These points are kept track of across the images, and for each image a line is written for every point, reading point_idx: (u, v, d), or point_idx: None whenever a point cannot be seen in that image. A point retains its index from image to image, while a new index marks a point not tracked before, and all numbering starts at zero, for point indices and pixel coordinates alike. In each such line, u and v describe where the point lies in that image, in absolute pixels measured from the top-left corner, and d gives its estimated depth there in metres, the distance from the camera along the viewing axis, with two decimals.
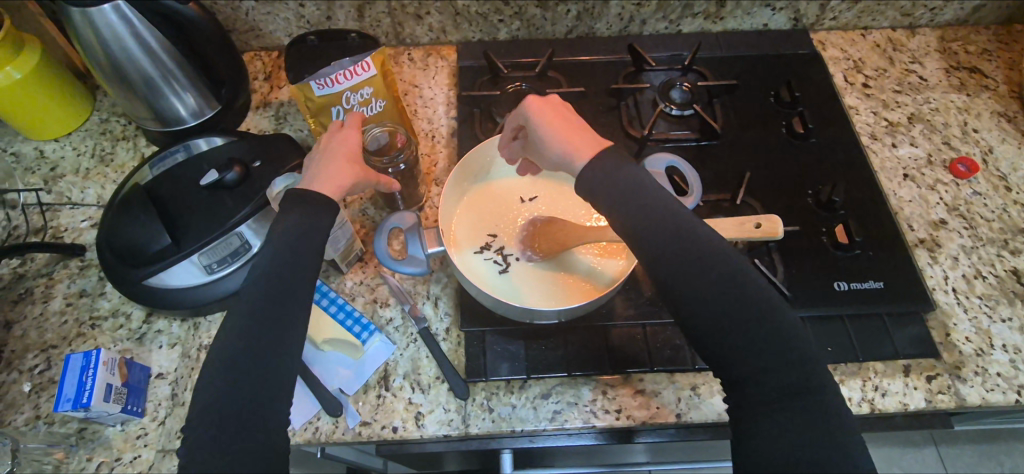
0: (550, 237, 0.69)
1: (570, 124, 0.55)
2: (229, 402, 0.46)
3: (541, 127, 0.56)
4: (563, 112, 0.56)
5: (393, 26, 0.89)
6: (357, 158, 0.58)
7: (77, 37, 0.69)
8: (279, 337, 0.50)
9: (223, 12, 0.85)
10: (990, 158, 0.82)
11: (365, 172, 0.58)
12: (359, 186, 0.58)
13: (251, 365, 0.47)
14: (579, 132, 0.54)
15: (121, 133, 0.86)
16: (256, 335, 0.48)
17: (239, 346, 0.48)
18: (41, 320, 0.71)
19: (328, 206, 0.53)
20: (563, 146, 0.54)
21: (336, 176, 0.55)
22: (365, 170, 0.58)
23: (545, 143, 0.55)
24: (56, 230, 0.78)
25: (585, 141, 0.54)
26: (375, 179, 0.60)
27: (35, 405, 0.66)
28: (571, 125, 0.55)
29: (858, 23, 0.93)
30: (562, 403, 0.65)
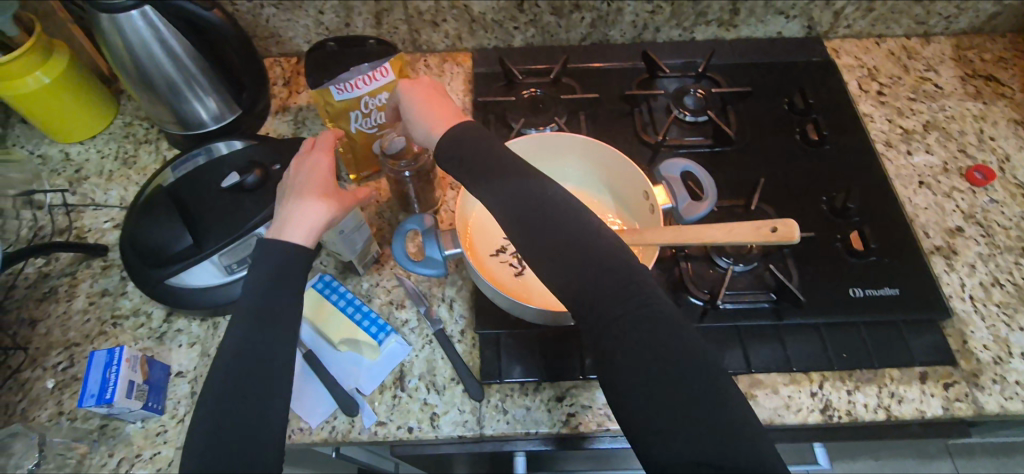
0: None
1: (437, 100, 0.64)
2: (236, 399, 0.47)
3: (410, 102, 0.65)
4: (429, 90, 0.65)
5: (410, 32, 0.90)
6: (325, 192, 0.58)
7: (105, 42, 0.71)
8: (287, 335, 0.51)
9: (245, 19, 0.87)
10: (1007, 166, 0.81)
11: (339, 200, 0.58)
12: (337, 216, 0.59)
13: (260, 363, 0.49)
14: (440, 106, 0.62)
15: (144, 136, 0.87)
16: (263, 333, 0.50)
17: (248, 345, 0.49)
18: (64, 319, 0.73)
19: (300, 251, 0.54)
20: (425, 121, 0.62)
21: (310, 220, 0.55)
22: (339, 196, 0.58)
23: (412, 117, 0.63)
24: (79, 231, 0.79)
25: (445, 115, 0.61)
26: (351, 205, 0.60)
27: (58, 401, 0.67)
28: (437, 101, 0.63)
29: (872, 31, 0.93)
30: (577, 406, 0.65)
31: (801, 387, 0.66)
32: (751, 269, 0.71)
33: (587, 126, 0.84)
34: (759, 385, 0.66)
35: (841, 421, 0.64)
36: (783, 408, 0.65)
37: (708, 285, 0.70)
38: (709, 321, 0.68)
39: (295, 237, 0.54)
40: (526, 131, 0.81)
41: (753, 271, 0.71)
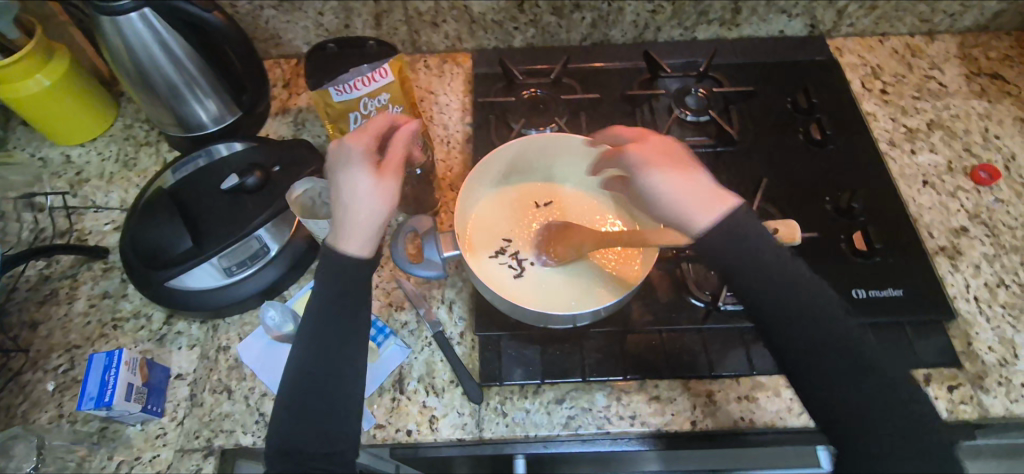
0: (565, 243, 0.69)
1: (676, 164, 0.59)
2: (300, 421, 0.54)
3: (646, 171, 0.59)
4: (661, 149, 0.60)
5: (410, 33, 0.90)
6: (370, 199, 0.56)
7: (105, 44, 0.71)
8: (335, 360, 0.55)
9: (245, 21, 0.87)
10: (1013, 165, 0.80)
11: (388, 189, 0.57)
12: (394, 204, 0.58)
13: (317, 381, 0.55)
14: (701, 172, 0.59)
15: (144, 138, 0.87)
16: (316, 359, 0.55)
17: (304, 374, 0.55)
18: (65, 321, 0.73)
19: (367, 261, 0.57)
20: (701, 194, 0.57)
21: (365, 227, 0.56)
22: (388, 184, 0.57)
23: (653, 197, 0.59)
24: (80, 233, 0.80)
25: (710, 188, 0.57)
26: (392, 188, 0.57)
27: (59, 403, 0.67)
28: (679, 165, 0.59)
29: (875, 29, 0.92)
30: (576, 409, 0.65)
31: None
32: None
33: (588, 126, 0.84)
34: (760, 387, 0.66)
35: None
36: (784, 411, 0.65)
37: (711, 286, 0.69)
38: (710, 323, 0.67)
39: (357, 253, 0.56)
40: (527, 131, 0.81)
41: None
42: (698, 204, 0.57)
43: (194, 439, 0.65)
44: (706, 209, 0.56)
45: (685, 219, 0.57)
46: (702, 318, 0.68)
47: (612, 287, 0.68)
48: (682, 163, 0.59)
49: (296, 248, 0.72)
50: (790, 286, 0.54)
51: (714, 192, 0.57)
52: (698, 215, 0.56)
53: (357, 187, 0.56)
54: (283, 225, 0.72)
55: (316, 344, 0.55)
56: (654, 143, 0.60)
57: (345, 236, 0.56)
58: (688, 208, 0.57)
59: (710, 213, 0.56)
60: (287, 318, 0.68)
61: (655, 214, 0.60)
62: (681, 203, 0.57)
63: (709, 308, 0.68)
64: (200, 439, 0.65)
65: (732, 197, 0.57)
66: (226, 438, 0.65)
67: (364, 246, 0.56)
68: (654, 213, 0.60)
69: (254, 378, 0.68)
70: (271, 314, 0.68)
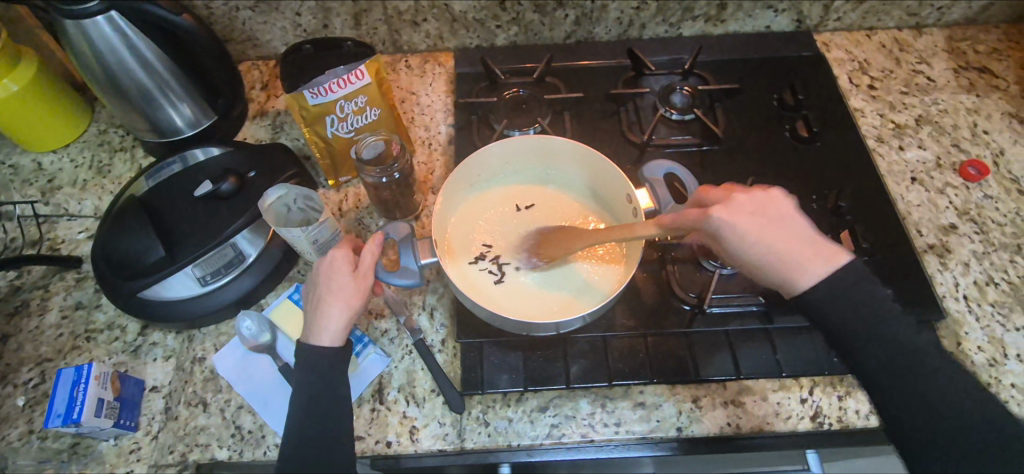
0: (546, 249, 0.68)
1: (763, 221, 0.55)
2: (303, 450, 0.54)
3: (736, 235, 0.55)
4: (755, 203, 0.56)
5: (390, 33, 0.88)
6: (337, 294, 0.57)
7: (72, 48, 0.69)
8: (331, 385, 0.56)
9: (220, 22, 0.85)
10: (1002, 160, 0.79)
11: (357, 284, 0.58)
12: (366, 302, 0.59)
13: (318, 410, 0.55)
14: (790, 225, 0.55)
15: (119, 144, 0.85)
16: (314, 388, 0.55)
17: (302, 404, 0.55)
18: (36, 333, 0.71)
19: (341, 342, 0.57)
20: (792, 254, 0.54)
21: (337, 323, 0.57)
22: (357, 279, 0.58)
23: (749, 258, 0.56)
24: (53, 242, 0.78)
25: (797, 246, 0.54)
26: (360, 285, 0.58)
27: (29, 419, 0.65)
28: (773, 222, 0.55)
29: (862, 24, 0.91)
30: (560, 417, 0.64)
31: (790, 393, 0.65)
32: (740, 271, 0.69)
33: (572, 127, 0.82)
34: (747, 391, 0.65)
35: (831, 428, 0.63)
36: (772, 415, 0.64)
37: (696, 288, 0.68)
38: (696, 327, 0.66)
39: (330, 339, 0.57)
40: (510, 132, 0.80)
41: (741, 273, 0.69)
42: (814, 266, 0.54)
43: (169, 454, 0.63)
44: (805, 271, 0.54)
45: (788, 280, 0.55)
46: (688, 321, 0.66)
47: (596, 289, 0.68)
48: (777, 217, 0.56)
49: (272, 255, 0.71)
50: (846, 295, 0.53)
51: (810, 246, 0.55)
52: (803, 276, 0.54)
53: (332, 285, 0.57)
54: (260, 232, 0.70)
55: (313, 375, 0.56)
56: (736, 197, 0.56)
57: (314, 334, 0.57)
58: (793, 269, 0.54)
59: (819, 273, 0.54)
60: (263, 328, 0.67)
61: (747, 270, 0.58)
62: (778, 265, 0.55)
63: (694, 311, 0.67)
64: (175, 453, 0.63)
65: (813, 257, 0.54)
66: (201, 452, 0.63)
67: (334, 341, 0.57)
68: (751, 272, 0.57)
69: (230, 389, 0.66)
70: (247, 324, 0.67)
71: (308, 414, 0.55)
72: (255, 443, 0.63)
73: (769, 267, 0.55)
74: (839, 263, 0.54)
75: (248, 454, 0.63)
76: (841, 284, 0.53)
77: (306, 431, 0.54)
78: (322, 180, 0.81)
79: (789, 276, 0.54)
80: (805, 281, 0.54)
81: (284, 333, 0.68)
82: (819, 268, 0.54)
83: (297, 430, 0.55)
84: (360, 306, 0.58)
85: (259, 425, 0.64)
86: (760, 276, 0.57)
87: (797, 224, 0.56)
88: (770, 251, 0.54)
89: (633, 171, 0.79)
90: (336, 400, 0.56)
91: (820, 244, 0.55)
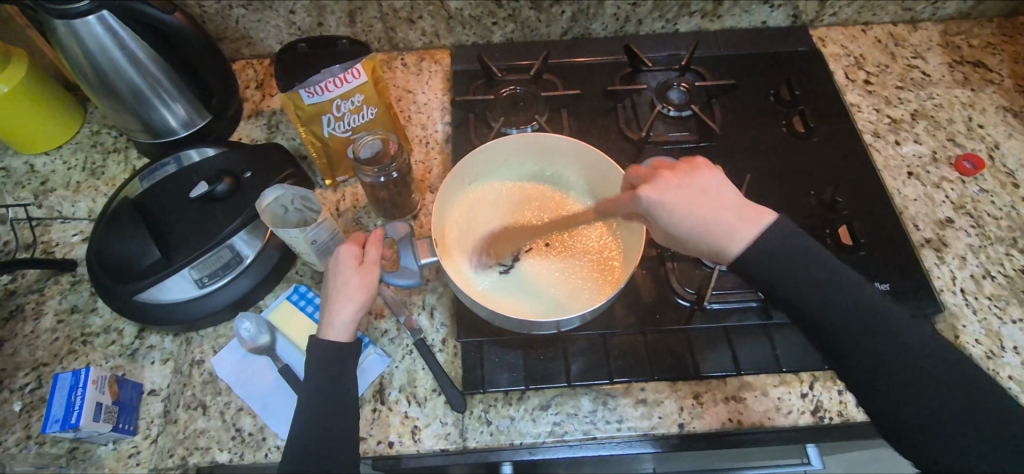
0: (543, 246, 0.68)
1: (689, 195, 0.56)
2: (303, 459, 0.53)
3: (664, 207, 0.56)
4: (679, 177, 0.58)
5: (385, 31, 0.87)
6: (347, 288, 0.57)
7: (62, 48, 0.68)
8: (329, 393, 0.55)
9: (213, 21, 0.84)
10: (997, 154, 0.80)
11: (367, 278, 0.58)
12: (375, 295, 0.60)
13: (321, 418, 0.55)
14: (710, 197, 0.56)
15: (112, 145, 0.84)
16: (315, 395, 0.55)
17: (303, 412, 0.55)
18: (31, 338, 0.70)
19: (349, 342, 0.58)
20: (715, 222, 0.55)
21: (345, 318, 0.57)
22: (368, 274, 0.58)
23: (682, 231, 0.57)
24: (47, 245, 0.77)
25: (723, 213, 0.56)
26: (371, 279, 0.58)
27: (26, 424, 0.65)
28: (697, 195, 0.57)
29: (858, 18, 0.91)
30: (562, 414, 0.64)
31: (790, 389, 0.65)
32: None
33: (570, 124, 0.82)
34: (748, 387, 0.65)
35: (831, 422, 0.64)
36: (772, 410, 0.64)
37: (695, 284, 0.68)
38: (695, 323, 0.66)
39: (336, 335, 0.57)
40: (507, 130, 0.79)
41: None
42: (742, 231, 0.55)
43: (168, 458, 0.63)
44: (732, 237, 0.55)
45: (718, 249, 0.56)
46: (688, 317, 0.67)
47: (595, 286, 0.68)
48: (700, 190, 0.57)
49: (269, 256, 0.70)
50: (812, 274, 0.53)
51: (737, 213, 0.56)
52: (730, 241, 0.55)
53: (338, 280, 0.58)
54: (257, 233, 0.69)
55: (316, 381, 0.56)
56: (661, 175, 0.57)
57: (322, 329, 0.57)
58: (718, 235, 0.55)
59: (746, 236, 0.55)
60: (262, 330, 0.67)
61: (678, 243, 0.58)
62: (702, 232, 0.56)
63: (694, 308, 0.67)
64: (175, 457, 0.63)
65: (740, 223, 0.55)
66: (201, 455, 0.63)
67: (344, 336, 0.57)
68: (681, 246, 0.58)
69: (230, 392, 0.66)
70: (245, 325, 0.66)
71: (311, 412, 0.55)
72: (256, 446, 0.63)
73: (698, 237, 0.56)
74: (764, 224, 0.55)
75: (249, 457, 0.62)
76: (771, 247, 0.54)
77: (309, 432, 0.54)
78: (319, 180, 0.81)
79: (719, 244, 0.55)
80: (736, 247, 0.55)
81: (283, 334, 0.67)
82: (739, 226, 0.55)
83: (299, 430, 0.54)
84: (367, 298, 0.58)
85: (259, 428, 0.64)
86: (692, 249, 0.58)
87: (720, 194, 0.57)
88: (693, 222, 0.56)
89: (631, 168, 0.79)
90: (337, 404, 0.55)
91: (747, 210, 0.56)
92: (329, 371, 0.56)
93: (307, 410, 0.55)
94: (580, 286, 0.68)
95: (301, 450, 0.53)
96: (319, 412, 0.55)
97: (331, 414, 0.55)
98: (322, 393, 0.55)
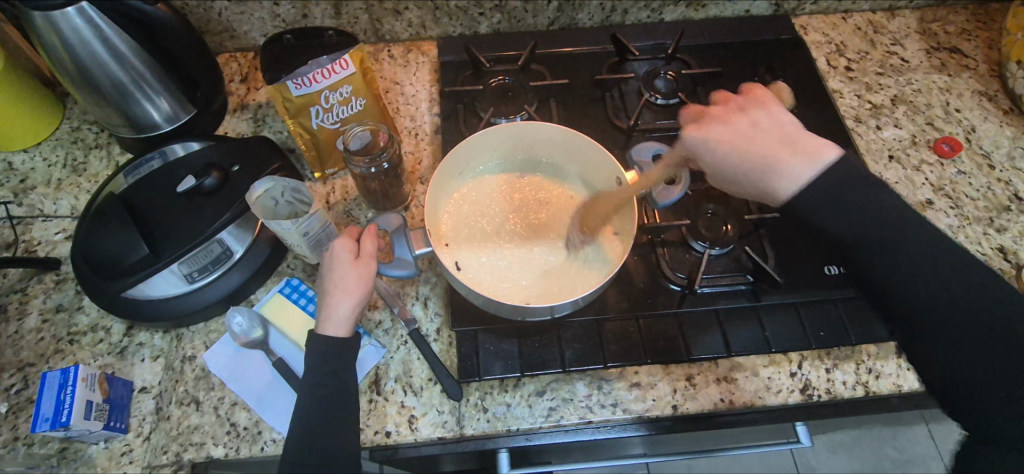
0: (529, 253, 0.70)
1: (735, 129, 0.61)
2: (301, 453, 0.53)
3: (709, 145, 0.61)
4: (729, 112, 0.63)
5: (371, 22, 0.87)
6: (343, 282, 0.57)
7: (41, 42, 0.66)
8: (327, 385, 0.55)
9: (196, 13, 0.82)
10: (973, 137, 0.82)
11: (365, 272, 0.58)
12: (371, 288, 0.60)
13: (318, 413, 0.54)
14: (789, 128, 0.60)
15: (94, 141, 0.82)
16: (313, 389, 0.55)
17: (300, 406, 0.55)
18: (16, 338, 0.69)
19: (349, 339, 0.57)
20: (776, 154, 0.58)
21: (343, 312, 0.57)
22: (365, 268, 0.58)
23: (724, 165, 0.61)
24: (29, 244, 0.75)
25: (772, 146, 0.58)
26: (367, 274, 0.58)
27: (13, 426, 0.64)
28: (749, 131, 0.60)
29: (838, 6, 0.93)
30: (557, 400, 0.64)
31: (780, 368, 0.66)
32: (728, 251, 0.70)
33: (558, 113, 0.82)
34: (739, 368, 0.66)
35: (820, 400, 0.65)
36: (763, 390, 0.65)
37: (686, 268, 0.69)
38: (686, 307, 0.67)
39: (333, 330, 0.57)
40: (496, 120, 0.79)
41: (729, 254, 0.70)
42: (798, 165, 0.57)
43: (162, 455, 0.62)
44: (784, 167, 0.57)
45: (768, 187, 0.58)
46: (679, 301, 0.68)
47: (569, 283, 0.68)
48: (752, 123, 0.61)
49: (260, 250, 0.69)
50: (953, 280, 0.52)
51: (789, 146, 0.58)
52: (780, 177, 0.57)
53: (334, 274, 0.58)
54: (247, 226, 0.69)
55: (315, 375, 0.55)
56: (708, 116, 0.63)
57: (319, 324, 0.57)
58: (774, 170, 0.57)
59: (804, 171, 0.56)
60: (255, 324, 0.66)
61: (733, 184, 0.62)
62: (755, 166, 0.58)
63: (685, 292, 0.68)
64: (169, 453, 0.62)
65: (805, 154, 0.57)
66: (196, 450, 0.62)
67: (343, 331, 0.57)
68: (733, 184, 0.62)
69: (223, 386, 0.65)
70: (238, 319, 0.66)
71: (308, 402, 0.55)
72: (252, 440, 0.63)
73: (747, 174, 0.60)
74: (825, 160, 0.56)
75: (244, 451, 0.62)
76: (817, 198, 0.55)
77: (308, 425, 0.54)
78: (308, 172, 0.80)
79: (768, 172, 0.58)
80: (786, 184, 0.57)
81: (276, 327, 0.67)
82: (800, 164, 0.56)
83: (298, 422, 0.54)
84: (365, 291, 0.58)
85: (254, 421, 0.64)
86: (747, 188, 0.61)
87: (772, 129, 0.60)
88: (740, 155, 0.59)
89: (620, 156, 0.79)
90: (335, 398, 0.55)
91: (800, 143, 0.58)
92: (327, 360, 0.56)
93: (306, 400, 0.55)
94: (562, 278, 0.69)
95: (302, 439, 0.53)
96: (318, 402, 0.55)
97: (332, 405, 0.55)
98: (320, 384, 0.55)
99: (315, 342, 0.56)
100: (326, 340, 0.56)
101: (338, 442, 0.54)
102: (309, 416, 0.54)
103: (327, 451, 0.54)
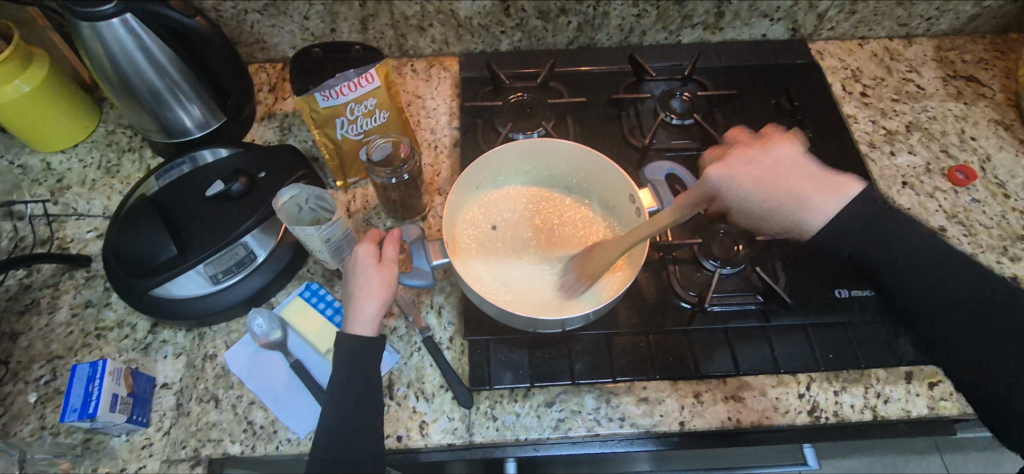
0: (520, 270, 0.72)
1: (756, 169, 0.67)
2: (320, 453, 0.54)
3: (734, 183, 0.67)
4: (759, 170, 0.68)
5: (396, 38, 0.90)
6: (370, 283, 0.59)
7: (85, 48, 0.70)
8: (346, 388, 0.57)
9: (229, 25, 0.86)
10: (988, 166, 0.82)
11: (388, 276, 0.60)
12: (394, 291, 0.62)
13: (338, 414, 0.56)
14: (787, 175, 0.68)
15: (127, 144, 0.86)
16: (334, 392, 0.57)
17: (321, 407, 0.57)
18: (46, 331, 0.71)
19: (375, 342, 0.59)
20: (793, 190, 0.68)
21: (370, 314, 0.59)
22: (389, 273, 0.60)
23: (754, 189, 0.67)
24: (62, 241, 0.78)
25: (799, 182, 0.68)
26: (392, 273, 0.60)
27: (40, 415, 0.66)
28: (766, 172, 0.67)
29: (855, 33, 0.94)
30: (566, 411, 0.65)
31: (788, 389, 0.67)
32: (739, 271, 0.71)
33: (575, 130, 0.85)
34: (747, 387, 0.67)
35: (828, 422, 0.66)
36: (771, 409, 0.66)
37: (696, 286, 0.70)
38: (695, 325, 0.68)
39: (362, 331, 0.59)
40: (514, 135, 0.82)
41: (740, 273, 0.71)
42: (826, 199, 0.69)
43: (181, 449, 0.64)
44: (795, 196, 0.68)
45: (804, 215, 0.70)
46: (689, 319, 0.69)
47: (553, 301, 0.69)
48: (774, 162, 0.68)
49: (282, 254, 0.72)
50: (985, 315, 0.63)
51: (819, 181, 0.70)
52: (811, 209, 0.69)
53: (359, 279, 0.60)
54: (270, 231, 0.71)
55: (336, 379, 0.57)
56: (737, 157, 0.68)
57: (347, 326, 0.59)
58: (803, 206, 0.69)
59: (828, 204, 0.70)
60: (274, 326, 0.68)
61: (752, 215, 0.69)
62: (769, 203, 0.67)
63: (694, 310, 0.69)
64: (187, 449, 0.64)
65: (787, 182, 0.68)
66: (213, 447, 0.64)
67: (370, 331, 0.59)
68: (766, 219, 0.69)
69: (242, 385, 0.68)
70: (258, 321, 0.68)
71: (330, 405, 0.56)
72: (268, 438, 0.64)
73: (771, 209, 0.68)
74: (849, 192, 0.71)
75: (260, 449, 0.64)
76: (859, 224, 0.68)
77: (327, 427, 0.56)
78: (330, 180, 0.83)
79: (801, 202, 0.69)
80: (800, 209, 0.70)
81: (294, 329, 0.69)
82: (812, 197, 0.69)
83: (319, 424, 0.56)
84: (389, 294, 0.60)
85: (270, 421, 0.65)
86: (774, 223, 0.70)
87: (796, 170, 0.68)
88: (764, 196, 0.67)
89: (633, 174, 0.81)
90: (351, 401, 0.57)
91: (817, 185, 0.70)
92: (346, 364, 0.57)
93: (326, 400, 0.57)
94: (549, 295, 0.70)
95: (323, 439, 0.55)
96: (336, 404, 0.56)
97: (351, 408, 0.56)
98: (340, 386, 0.57)
99: (339, 346, 0.58)
100: (348, 345, 0.58)
101: (355, 446, 0.56)
102: (327, 416, 0.56)
103: (345, 452, 0.55)
